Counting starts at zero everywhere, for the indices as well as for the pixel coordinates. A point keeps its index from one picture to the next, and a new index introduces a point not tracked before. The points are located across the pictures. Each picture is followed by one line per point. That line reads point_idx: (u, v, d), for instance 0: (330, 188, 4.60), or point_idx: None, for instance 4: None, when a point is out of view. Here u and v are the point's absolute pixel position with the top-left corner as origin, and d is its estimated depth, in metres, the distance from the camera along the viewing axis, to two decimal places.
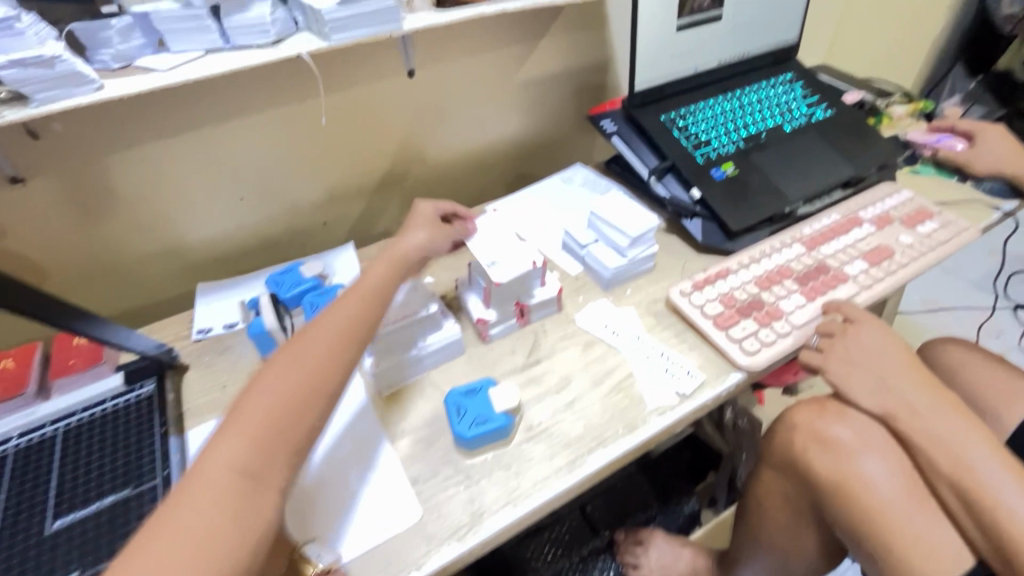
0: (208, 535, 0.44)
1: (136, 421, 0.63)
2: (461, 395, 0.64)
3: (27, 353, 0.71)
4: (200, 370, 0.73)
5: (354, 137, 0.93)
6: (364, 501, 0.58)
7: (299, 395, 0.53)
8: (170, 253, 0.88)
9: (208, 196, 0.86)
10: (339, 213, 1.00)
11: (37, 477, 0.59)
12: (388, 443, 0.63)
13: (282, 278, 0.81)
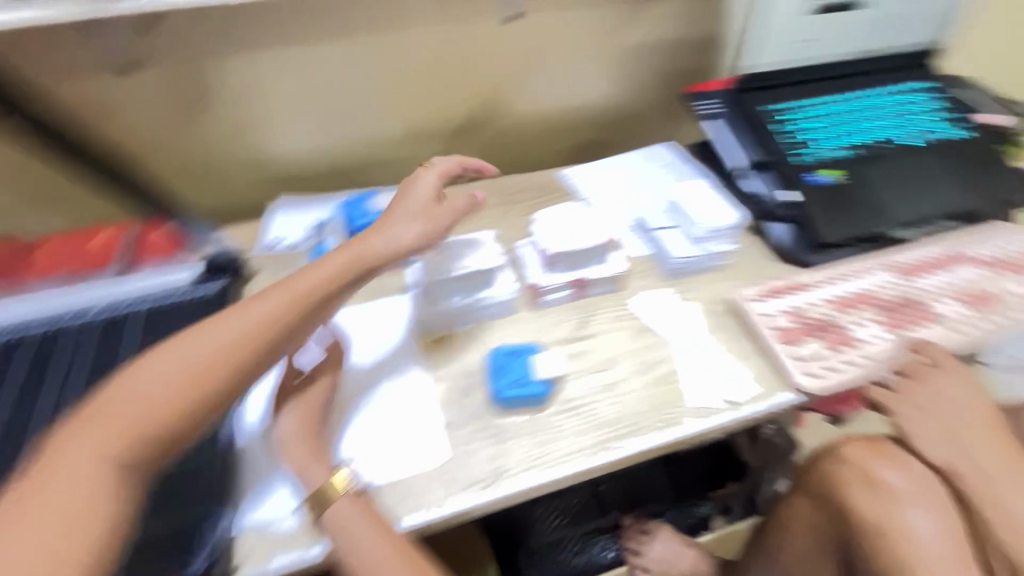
0: (89, 506, 0.42)
1: (200, 315, 0.67)
2: (505, 354, 0.64)
3: (113, 234, 0.77)
4: (264, 279, 0.76)
5: (440, 76, 0.91)
6: (395, 437, 0.60)
7: (162, 392, 0.47)
8: (252, 163, 0.90)
9: (292, 114, 0.87)
10: (413, 152, 0.99)
11: (109, 349, 0.63)
12: (425, 386, 0.64)
13: (354, 206, 0.83)
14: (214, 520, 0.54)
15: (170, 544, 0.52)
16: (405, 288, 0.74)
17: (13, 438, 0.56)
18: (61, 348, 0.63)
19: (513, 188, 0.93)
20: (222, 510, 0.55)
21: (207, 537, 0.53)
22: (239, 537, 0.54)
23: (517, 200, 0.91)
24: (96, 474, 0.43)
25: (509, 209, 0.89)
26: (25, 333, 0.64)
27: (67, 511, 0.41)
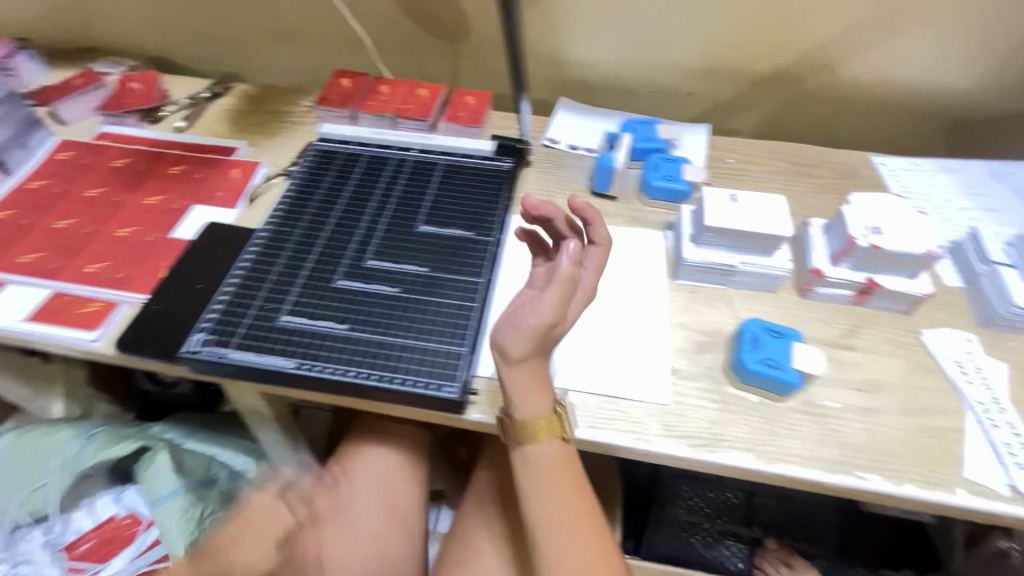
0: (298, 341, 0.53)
1: (492, 184, 0.73)
2: (763, 330, 0.59)
3: (436, 90, 0.86)
4: (539, 172, 0.80)
5: (782, 13, 0.81)
6: (626, 360, 0.59)
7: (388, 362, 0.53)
8: (553, 61, 0.92)
9: (614, 20, 0.86)
10: (708, 89, 0.92)
11: (419, 186, 0.71)
12: (665, 325, 0.63)
13: (639, 127, 0.81)
14: (465, 353, 0.55)
15: (430, 363, 0.54)
16: (666, 227, 0.73)
17: (344, 231, 0.65)
18: (385, 172, 0.73)
19: (807, 159, 0.83)
20: (472, 347, 0.56)
21: (458, 363, 0.54)
22: (479, 377, 0.56)
23: (809, 175, 0.80)
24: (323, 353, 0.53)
25: (797, 181, 0.79)
26: (363, 151, 0.77)
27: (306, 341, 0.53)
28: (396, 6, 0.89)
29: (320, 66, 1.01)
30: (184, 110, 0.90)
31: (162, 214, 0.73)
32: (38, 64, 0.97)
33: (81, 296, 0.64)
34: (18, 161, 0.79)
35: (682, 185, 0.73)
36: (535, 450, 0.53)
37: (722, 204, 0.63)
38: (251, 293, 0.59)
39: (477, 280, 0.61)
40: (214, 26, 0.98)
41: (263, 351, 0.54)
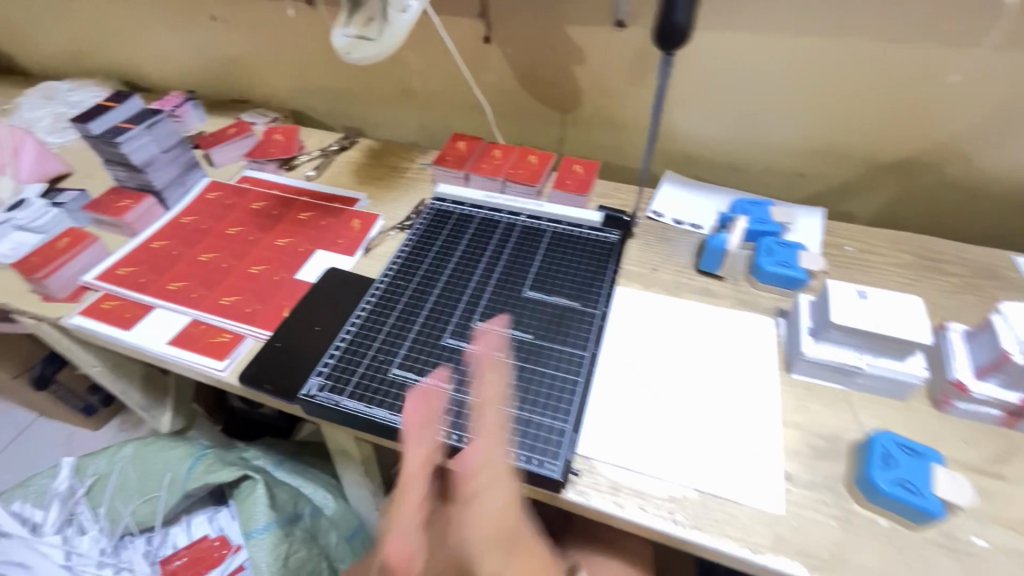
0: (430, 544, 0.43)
1: (598, 256, 0.73)
2: (895, 444, 0.53)
3: (547, 158, 0.88)
4: (643, 245, 0.80)
5: (917, 103, 0.77)
6: (733, 456, 0.56)
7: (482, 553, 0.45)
8: (661, 135, 0.93)
9: (730, 101, 0.85)
10: (823, 172, 0.89)
11: (527, 252, 0.73)
12: (779, 423, 0.59)
13: (751, 208, 0.80)
14: (568, 430, 0.54)
15: (532, 435, 0.54)
16: (777, 313, 0.69)
17: (455, 290, 0.68)
18: (495, 236, 0.76)
19: (936, 253, 0.77)
20: (576, 424, 0.55)
21: (561, 440, 0.54)
22: (579, 457, 0.56)
23: (939, 272, 0.75)
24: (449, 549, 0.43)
25: (926, 277, 0.74)
26: (475, 213, 0.81)
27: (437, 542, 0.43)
28: (515, 78, 0.94)
29: (435, 127, 1.08)
30: (315, 160, 0.99)
31: (289, 256, 0.79)
32: (199, 113, 1.11)
33: (214, 326, 0.71)
34: (175, 197, 0.90)
35: (798, 273, 0.70)
36: None
37: (850, 300, 0.59)
38: (366, 343, 0.63)
39: (583, 353, 0.61)
40: (347, 87, 1.08)
41: (374, 404, 0.57)
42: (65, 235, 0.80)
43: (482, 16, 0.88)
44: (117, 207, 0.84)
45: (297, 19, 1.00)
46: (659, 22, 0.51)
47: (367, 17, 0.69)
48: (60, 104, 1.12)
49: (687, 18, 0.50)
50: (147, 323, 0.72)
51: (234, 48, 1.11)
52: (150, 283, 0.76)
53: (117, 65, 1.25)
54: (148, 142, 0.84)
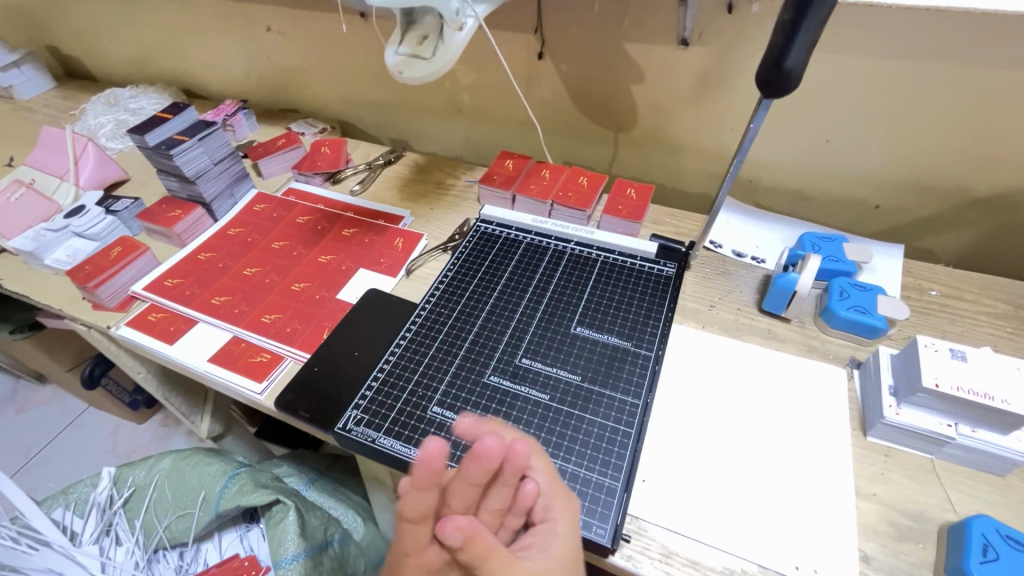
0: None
1: (653, 291, 0.68)
2: (996, 533, 0.46)
3: (598, 180, 0.84)
4: (699, 278, 0.75)
5: (1022, 137, 0.69)
6: (804, 528, 0.50)
7: None
8: (722, 159, 0.88)
9: (801, 127, 0.79)
10: (902, 205, 0.82)
11: (576, 284, 0.70)
12: (854, 493, 0.53)
13: (821, 243, 0.73)
14: (618, 490, 0.50)
15: (578, 492, 0.50)
16: (851, 363, 0.63)
17: (500, 322, 0.65)
18: (541, 263, 0.73)
19: None
20: (626, 483, 0.51)
21: (610, 501, 0.49)
22: (629, 517, 0.51)
23: None
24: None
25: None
26: (522, 238, 0.77)
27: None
28: (568, 96, 0.91)
29: (483, 142, 1.06)
30: (361, 174, 0.98)
31: (331, 274, 0.78)
32: (250, 122, 1.12)
33: (254, 345, 0.70)
34: (223, 208, 0.90)
35: (877, 321, 0.63)
36: None
37: (943, 362, 0.53)
38: (404, 376, 0.60)
39: (635, 402, 0.56)
40: (396, 100, 1.07)
41: (412, 443, 0.54)
42: (118, 244, 0.82)
43: (538, 31, 0.85)
44: (167, 217, 0.85)
45: (349, 32, 0.99)
46: (767, 63, 0.46)
47: (421, 35, 0.68)
48: (121, 110, 1.16)
49: (798, 62, 0.45)
50: (190, 339, 0.71)
51: (287, 58, 1.11)
52: (195, 297, 0.76)
53: (176, 72, 1.28)
54: (200, 153, 0.84)
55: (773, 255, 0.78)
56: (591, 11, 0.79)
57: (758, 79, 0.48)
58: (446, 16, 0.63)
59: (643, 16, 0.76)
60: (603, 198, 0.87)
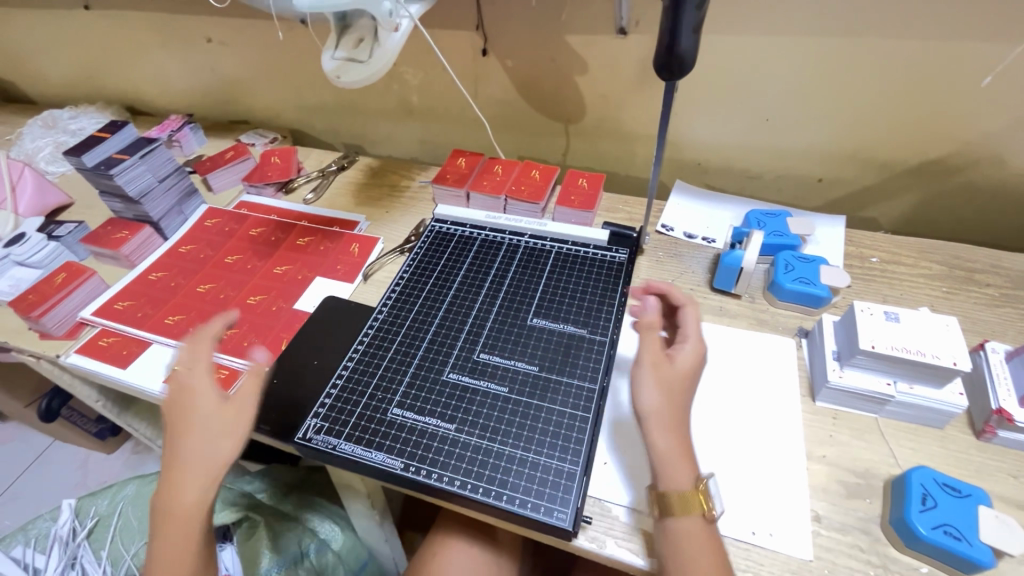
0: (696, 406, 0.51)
1: (606, 277, 0.70)
2: (934, 483, 0.49)
3: (550, 173, 0.85)
4: (653, 262, 0.76)
5: (943, 104, 0.73)
6: (759, 495, 0.52)
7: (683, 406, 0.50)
8: (670, 143, 0.90)
9: (741, 108, 0.82)
10: (842, 177, 0.85)
11: (531, 275, 0.70)
12: (805, 457, 0.55)
13: (766, 219, 0.76)
14: (577, 474, 0.51)
15: (539, 479, 0.51)
16: (799, 334, 0.66)
17: (458, 318, 0.66)
18: (498, 259, 0.73)
19: (969, 262, 0.72)
20: (586, 466, 0.51)
21: (569, 485, 0.50)
22: (590, 499, 0.52)
23: (972, 283, 0.70)
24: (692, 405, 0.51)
25: (958, 290, 0.69)
26: (477, 234, 0.78)
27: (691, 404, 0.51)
28: (516, 91, 0.91)
29: (437, 142, 1.06)
30: (314, 182, 0.97)
31: (287, 284, 0.77)
32: (197, 136, 1.10)
33: (212, 363, 0.69)
34: (172, 225, 0.88)
35: (820, 290, 0.65)
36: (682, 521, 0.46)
37: (878, 324, 0.55)
38: (364, 380, 0.60)
39: (592, 387, 0.57)
40: (346, 105, 1.06)
41: (373, 447, 0.54)
42: (62, 270, 0.79)
43: (479, 28, 0.85)
44: (114, 239, 0.83)
45: (291, 38, 0.98)
46: (662, 50, 0.47)
47: (358, 38, 0.67)
48: (60, 133, 1.12)
49: (692, 45, 0.46)
50: (144, 361, 0.70)
51: (232, 69, 1.09)
52: (148, 318, 0.75)
53: (118, 90, 1.25)
54: (143, 171, 0.82)
55: (723, 235, 0.80)
56: (528, 5, 0.80)
57: (658, 66, 0.48)
58: (380, 18, 0.63)
59: (578, 7, 0.77)
60: (556, 190, 0.88)
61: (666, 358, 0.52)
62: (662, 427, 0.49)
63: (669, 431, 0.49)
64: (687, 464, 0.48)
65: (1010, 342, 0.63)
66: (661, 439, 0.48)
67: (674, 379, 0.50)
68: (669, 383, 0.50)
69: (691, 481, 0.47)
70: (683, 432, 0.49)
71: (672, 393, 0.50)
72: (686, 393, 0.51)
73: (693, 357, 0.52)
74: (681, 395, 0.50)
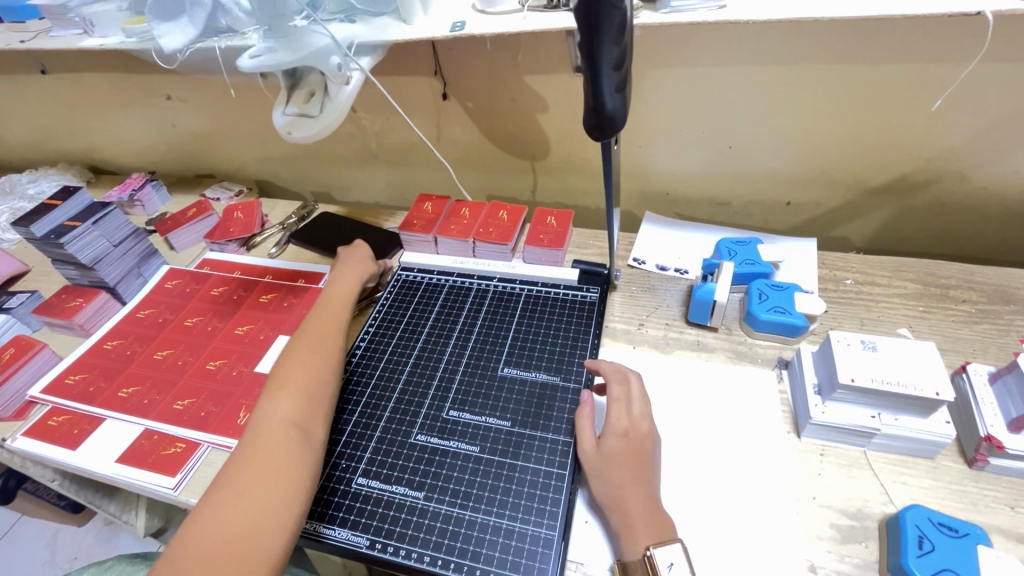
0: (649, 471, 0.50)
1: (578, 319, 0.68)
2: (929, 522, 0.46)
3: (518, 212, 0.83)
4: (626, 297, 0.74)
5: (900, 123, 0.73)
6: (750, 548, 0.49)
7: (633, 471, 0.49)
8: (638, 174, 0.89)
9: (704, 136, 0.81)
10: (810, 199, 0.85)
11: (500, 322, 0.68)
12: (794, 499, 0.52)
13: (737, 247, 0.75)
14: (555, 539, 0.48)
15: (514, 549, 0.47)
16: (779, 364, 0.64)
17: (426, 373, 0.63)
18: (466, 306, 0.71)
19: (942, 278, 0.72)
20: (564, 531, 0.48)
21: (547, 553, 0.47)
22: (571, 565, 0.48)
23: (947, 300, 0.69)
24: (644, 473, 0.50)
25: (935, 308, 0.68)
26: (445, 281, 0.76)
27: (644, 473, 0.50)
28: (479, 133, 0.91)
29: (404, 185, 1.05)
30: (276, 236, 0.95)
31: (249, 345, 0.74)
32: (160, 193, 1.07)
33: (167, 436, 0.65)
34: (132, 289, 0.85)
35: (796, 319, 0.64)
36: None
37: (856, 355, 0.54)
38: (327, 448, 0.56)
39: (567, 441, 0.55)
40: (310, 154, 1.05)
41: (337, 523, 0.51)
42: (10, 344, 0.75)
43: (437, 73, 0.85)
44: (67, 308, 0.79)
45: (248, 92, 0.97)
46: (589, 110, 0.46)
47: (308, 92, 0.67)
48: (18, 198, 1.09)
49: (618, 104, 0.46)
50: (95, 439, 0.66)
51: (194, 124, 1.08)
52: (100, 392, 0.71)
53: (80, 150, 1.22)
54: (97, 237, 0.79)
55: (695, 264, 0.78)
56: (484, 50, 0.80)
57: (588, 127, 0.47)
58: (328, 72, 0.63)
59: (533, 49, 0.77)
60: (525, 229, 0.87)
61: (592, 441, 0.52)
62: (611, 496, 0.49)
63: (620, 501, 0.48)
64: (638, 535, 0.46)
65: (990, 360, 0.62)
66: (613, 516, 0.48)
67: (601, 463, 0.50)
68: (600, 465, 0.50)
69: (641, 550, 0.45)
70: (631, 506, 0.48)
71: (606, 476, 0.50)
72: (623, 473, 0.49)
73: (617, 435, 0.51)
74: (615, 474, 0.49)
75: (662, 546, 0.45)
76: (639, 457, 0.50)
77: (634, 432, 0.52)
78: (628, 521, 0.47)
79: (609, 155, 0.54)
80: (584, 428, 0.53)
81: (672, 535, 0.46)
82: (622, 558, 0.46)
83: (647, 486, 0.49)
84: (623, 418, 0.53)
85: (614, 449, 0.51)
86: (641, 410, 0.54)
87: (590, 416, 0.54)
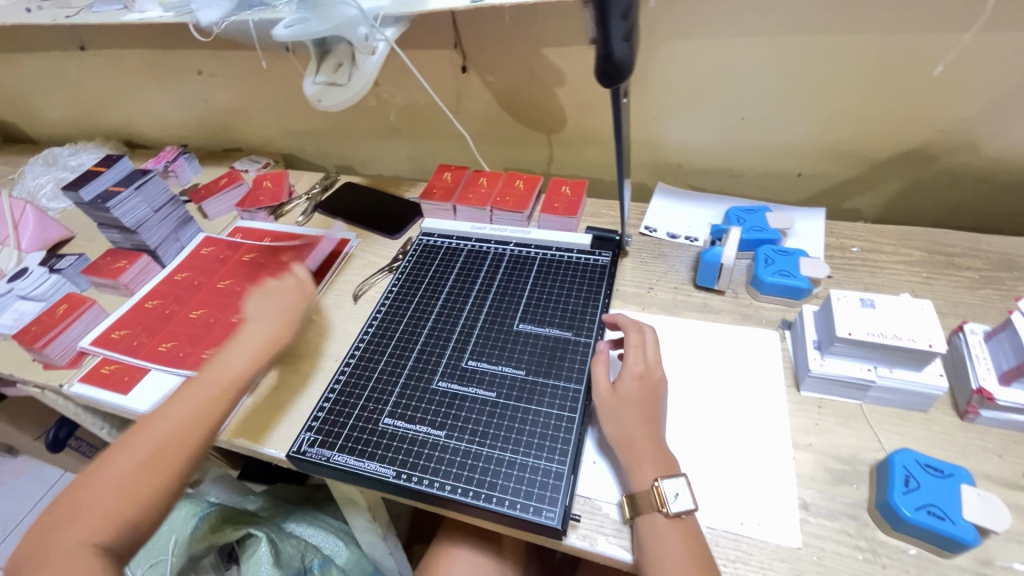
0: (659, 413, 0.54)
1: (590, 281, 0.71)
2: (917, 464, 0.49)
3: (533, 182, 0.86)
4: (637, 262, 0.77)
5: (911, 93, 0.74)
6: (748, 487, 0.52)
7: (645, 412, 0.53)
8: (650, 146, 0.92)
9: (716, 107, 0.83)
10: (820, 171, 0.86)
11: (516, 282, 0.72)
12: (792, 446, 0.55)
13: (745, 216, 0.77)
14: (565, 473, 0.52)
15: (527, 481, 0.52)
16: (783, 325, 0.67)
17: (446, 326, 0.67)
18: (484, 268, 0.75)
19: (949, 247, 0.73)
20: (573, 465, 0.53)
21: (558, 484, 0.51)
22: (580, 498, 0.52)
23: (952, 267, 0.71)
24: (655, 414, 0.53)
25: (940, 274, 0.70)
26: (464, 246, 0.80)
27: (655, 414, 0.53)
28: (497, 105, 0.94)
29: (424, 157, 1.08)
30: (303, 205, 1.00)
31: None
32: (192, 165, 1.13)
33: None
34: (169, 254, 0.91)
35: (800, 281, 0.66)
36: (650, 521, 0.48)
37: (855, 311, 0.57)
38: (356, 393, 0.61)
39: (578, 388, 0.59)
40: (334, 127, 1.09)
41: (366, 457, 0.55)
42: (63, 301, 0.82)
43: (457, 46, 0.88)
44: (113, 269, 0.86)
45: (275, 66, 1.01)
46: (599, 59, 0.49)
47: (337, 63, 0.71)
48: (61, 169, 1.16)
49: (626, 52, 0.48)
50: (144, 386, 0.72)
51: (223, 98, 1.12)
52: (143, 346, 0.77)
53: (115, 124, 1.28)
54: (138, 203, 0.84)
55: (704, 233, 0.81)
56: (502, 22, 0.82)
57: (598, 74, 0.50)
58: (356, 42, 0.67)
59: (550, 22, 0.79)
60: (541, 199, 0.90)
61: (608, 385, 0.56)
62: (622, 434, 0.52)
63: (632, 439, 0.52)
64: (646, 467, 0.50)
65: (990, 322, 0.64)
66: (623, 452, 0.52)
67: (616, 402, 0.54)
68: (613, 405, 0.54)
69: (649, 482, 0.49)
70: (639, 443, 0.52)
71: (619, 415, 0.53)
72: (633, 412, 0.53)
73: (633, 377, 0.55)
74: (627, 413, 0.53)
75: (669, 478, 0.49)
76: (651, 399, 0.54)
77: (649, 377, 0.56)
78: (641, 455, 0.51)
79: (621, 110, 0.56)
80: (601, 373, 0.57)
81: (677, 470, 0.50)
82: (630, 489, 0.50)
83: (655, 426, 0.53)
84: (639, 363, 0.56)
85: (628, 393, 0.54)
86: (655, 357, 0.58)
87: (606, 367, 0.58)
